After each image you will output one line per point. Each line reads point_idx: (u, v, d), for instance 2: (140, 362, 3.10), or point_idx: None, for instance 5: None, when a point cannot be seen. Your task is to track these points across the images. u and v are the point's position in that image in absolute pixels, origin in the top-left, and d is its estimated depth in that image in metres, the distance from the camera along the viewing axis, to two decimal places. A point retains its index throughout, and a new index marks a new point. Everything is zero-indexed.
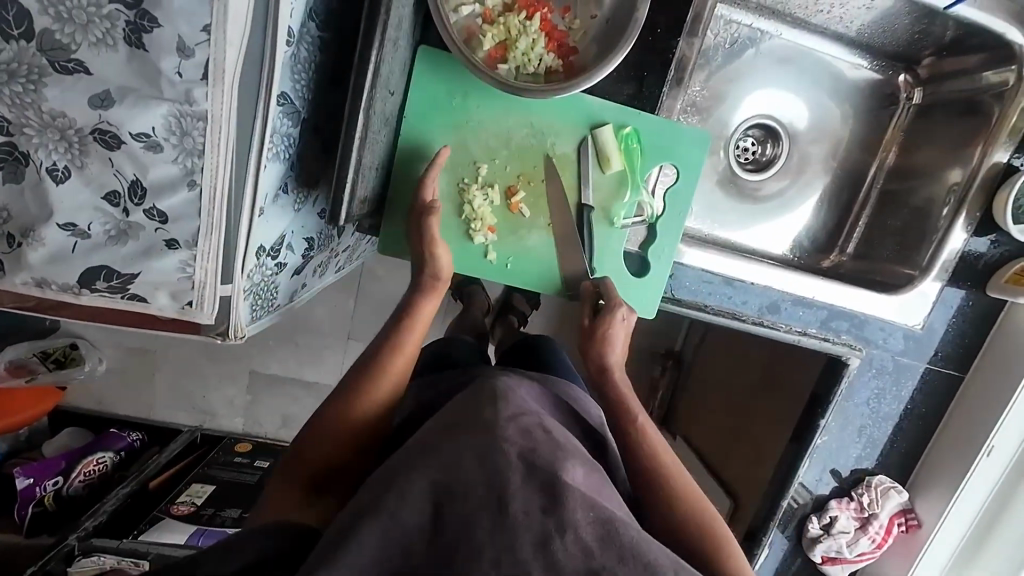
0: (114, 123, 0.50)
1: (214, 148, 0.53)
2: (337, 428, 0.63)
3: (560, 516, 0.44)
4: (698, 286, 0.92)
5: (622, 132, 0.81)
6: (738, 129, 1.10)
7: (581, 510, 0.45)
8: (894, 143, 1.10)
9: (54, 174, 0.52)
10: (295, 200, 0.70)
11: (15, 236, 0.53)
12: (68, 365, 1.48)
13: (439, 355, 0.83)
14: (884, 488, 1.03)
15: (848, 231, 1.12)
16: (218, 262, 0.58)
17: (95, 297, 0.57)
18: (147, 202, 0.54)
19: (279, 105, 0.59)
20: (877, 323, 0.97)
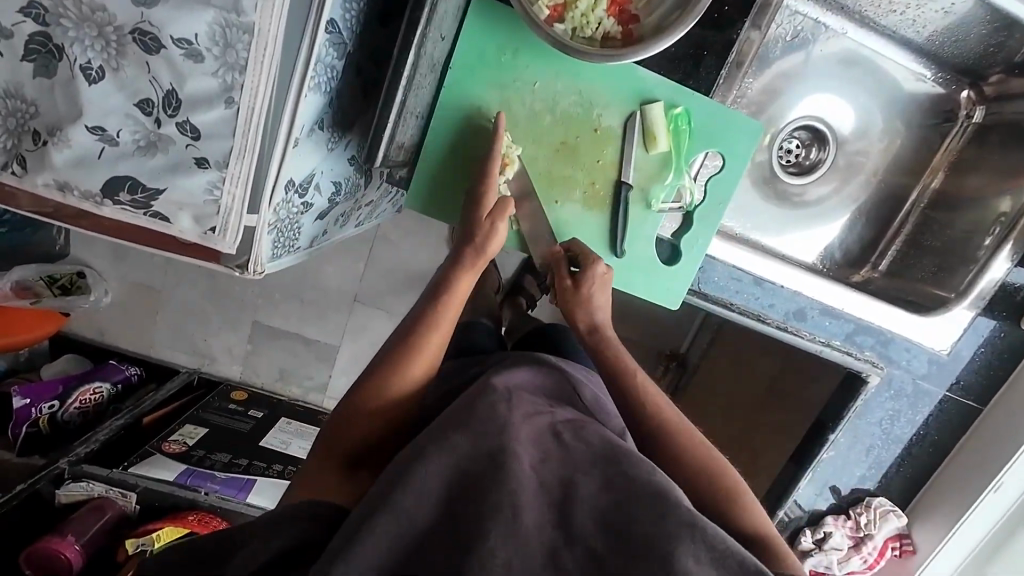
0: (156, 24, 0.47)
1: (255, 63, 0.50)
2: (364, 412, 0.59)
3: (568, 528, 0.46)
4: (726, 283, 0.89)
5: (672, 112, 0.77)
6: (785, 129, 1.06)
7: (590, 521, 0.46)
8: (944, 164, 1.06)
9: (87, 73, 0.49)
10: (329, 138, 0.67)
11: (41, 133, 0.51)
12: (73, 293, 1.48)
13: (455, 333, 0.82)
14: (883, 510, 1.02)
15: (882, 249, 1.09)
16: (246, 190, 0.55)
17: (116, 209, 0.54)
18: (181, 115, 0.51)
19: (328, 32, 0.56)
20: (904, 343, 0.95)
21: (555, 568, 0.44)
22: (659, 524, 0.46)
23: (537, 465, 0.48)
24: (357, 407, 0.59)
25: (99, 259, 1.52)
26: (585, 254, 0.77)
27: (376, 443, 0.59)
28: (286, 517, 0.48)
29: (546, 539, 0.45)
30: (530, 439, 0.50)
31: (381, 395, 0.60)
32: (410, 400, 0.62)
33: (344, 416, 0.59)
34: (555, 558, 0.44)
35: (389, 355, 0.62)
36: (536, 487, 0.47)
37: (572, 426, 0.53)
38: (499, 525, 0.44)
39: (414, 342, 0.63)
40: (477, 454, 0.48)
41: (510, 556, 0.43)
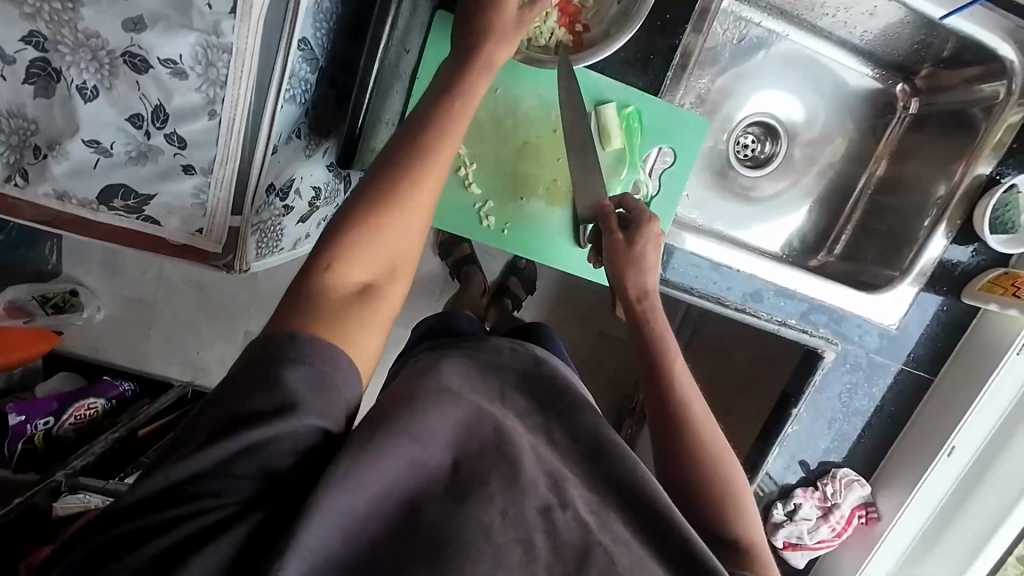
0: (144, 47, 0.53)
1: (235, 80, 0.56)
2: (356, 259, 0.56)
3: (562, 491, 0.48)
4: (686, 269, 0.95)
5: (624, 111, 0.84)
6: (739, 125, 1.13)
7: (581, 502, 0.48)
8: (886, 154, 1.14)
9: (83, 92, 0.55)
10: (305, 145, 0.73)
11: (42, 148, 0.57)
12: (67, 310, 1.54)
13: (436, 327, 0.86)
14: (848, 480, 1.07)
15: (835, 235, 1.16)
16: (229, 193, 0.61)
17: (111, 216, 0.60)
18: (168, 127, 0.57)
19: (300, 49, 0.62)
20: (855, 319, 1.01)
21: (549, 523, 0.46)
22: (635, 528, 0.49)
23: (534, 446, 0.52)
24: (357, 232, 0.56)
25: (92, 276, 1.56)
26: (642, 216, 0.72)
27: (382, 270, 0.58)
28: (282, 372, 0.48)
29: (544, 495, 0.47)
30: (527, 430, 0.54)
31: (372, 239, 0.56)
32: (413, 227, 0.59)
33: (336, 259, 0.55)
34: (548, 513, 0.46)
35: (380, 199, 0.57)
36: (535, 458, 0.50)
37: (568, 410, 0.56)
38: (498, 479, 0.47)
39: (408, 170, 0.58)
40: (475, 417, 0.52)
41: (507, 503, 0.46)
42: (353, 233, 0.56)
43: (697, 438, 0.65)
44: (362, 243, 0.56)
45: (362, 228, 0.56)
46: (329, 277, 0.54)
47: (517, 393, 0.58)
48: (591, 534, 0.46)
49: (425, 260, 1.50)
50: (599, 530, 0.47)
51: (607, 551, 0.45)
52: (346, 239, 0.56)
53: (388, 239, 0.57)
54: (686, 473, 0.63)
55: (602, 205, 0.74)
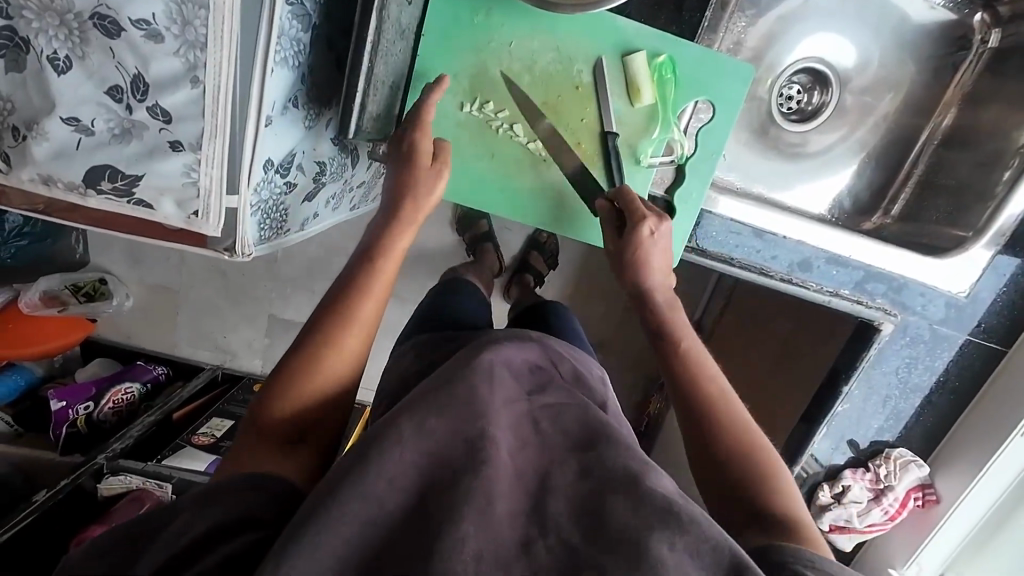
0: (113, 6, 0.47)
1: (215, 40, 0.49)
2: (296, 392, 0.57)
3: None
4: (726, 237, 0.86)
5: (656, 61, 0.74)
6: (785, 73, 1.01)
7: (565, 511, 0.45)
8: (956, 99, 0.99)
9: (55, 63, 0.50)
10: (304, 116, 0.66)
11: (20, 129, 0.52)
12: (97, 298, 1.54)
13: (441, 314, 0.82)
14: (904, 461, 0.99)
15: (894, 194, 1.04)
16: (223, 170, 0.56)
17: (99, 200, 0.55)
18: (149, 99, 0.52)
19: (289, 4, 0.55)
20: (918, 288, 0.91)
21: (530, 558, 0.42)
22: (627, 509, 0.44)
23: (513, 455, 0.48)
24: (296, 377, 0.57)
25: (118, 265, 1.57)
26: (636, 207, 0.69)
27: (319, 414, 0.58)
28: (218, 491, 0.48)
29: (520, 530, 0.43)
30: (514, 417, 0.50)
31: (314, 369, 0.58)
32: (355, 361, 0.60)
33: (279, 399, 0.56)
34: (528, 549, 0.42)
35: (326, 319, 0.60)
36: (513, 475, 0.46)
37: (555, 402, 0.54)
38: (472, 511, 0.42)
39: (346, 318, 0.60)
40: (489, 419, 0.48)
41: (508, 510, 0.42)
42: (295, 368, 0.58)
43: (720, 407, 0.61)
44: (303, 378, 0.57)
45: (298, 376, 0.57)
46: (269, 419, 0.56)
47: (502, 368, 0.54)
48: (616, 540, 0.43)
49: (443, 237, 1.45)
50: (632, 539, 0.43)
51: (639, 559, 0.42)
52: (287, 375, 0.57)
53: (325, 379, 0.58)
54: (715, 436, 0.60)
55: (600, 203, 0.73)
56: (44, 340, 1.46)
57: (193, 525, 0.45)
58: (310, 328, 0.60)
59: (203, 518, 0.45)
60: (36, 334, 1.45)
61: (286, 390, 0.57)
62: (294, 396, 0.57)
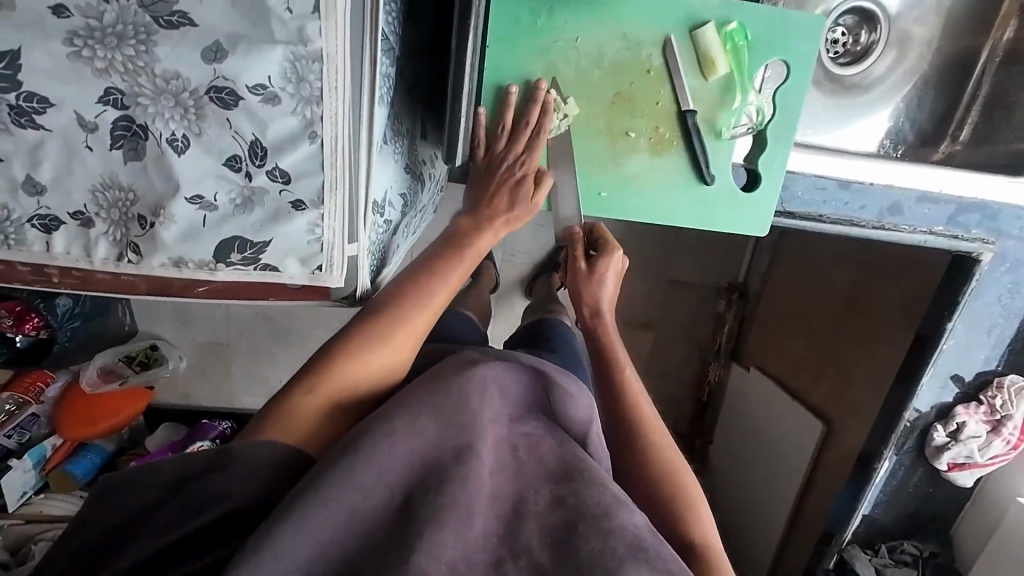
0: (228, 76, 0.46)
1: (330, 91, 0.48)
2: (346, 364, 0.59)
3: None
4: (811, 195, 0.84)
5: (725, 30, 0.72)
6: (832, 16, 0.98)
7: (536, 536, 0.47)
8: (1015, 11, 0.96)
9: (175, 145, 0.49)
10: (395, 151, 0.66)
11: (145, 217, 0.52)
12: (152, 365, 1.53)
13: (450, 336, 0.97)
14: (1019, 388, 0.97)
15: (960, 120, 1.01)
16: (344, 220, 0.55)
17: (228, 272, 0.55)
18: (269, 162, 0.51)
19: (381, 40, 0.54)
20: (1013, 212, 0.88)
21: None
22: (602, 534, 0.46)
23: None
24: (348, 351, 0.60)
25: (167, 330, 1.55)
26: (607, 242, 0.83)
27: (362, 388, 0.60)
28: (235, 465, 0.48)
29: (492, 548, 0.46)
30: None
31: (371, 347, 0.60)
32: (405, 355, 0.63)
33: (329, 368, 0.58)
34: (499, 567, 0.45)
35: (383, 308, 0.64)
36: (516, 494, 0.49)
37: None
38: (454, 520, 0.45)
39: (410, 315, 0.64)
40: None
41: None
42: (347, 341, 0.61)
43: (655, 437, 0.69)
44: (355, 352, 0.60)
45: (361, 346, 0.60)
46: (315, 390, 0.57)
47: (494, 390, 0.56)
48: None
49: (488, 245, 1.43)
50: None
51: None
52: (337, 349, 0.60)
53: (376, 360, 0.61)
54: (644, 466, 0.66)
55: (572, 231, 0.81)
56: (106, 417, 1.47)
57: (222, 500, 0.46)
58: (363, 315, 0.63)
59: (223, 499, 0.46)
60: (95, 413, 1.46)
61: (338, 359, 0.59)
62: (352, 360, 0.59)
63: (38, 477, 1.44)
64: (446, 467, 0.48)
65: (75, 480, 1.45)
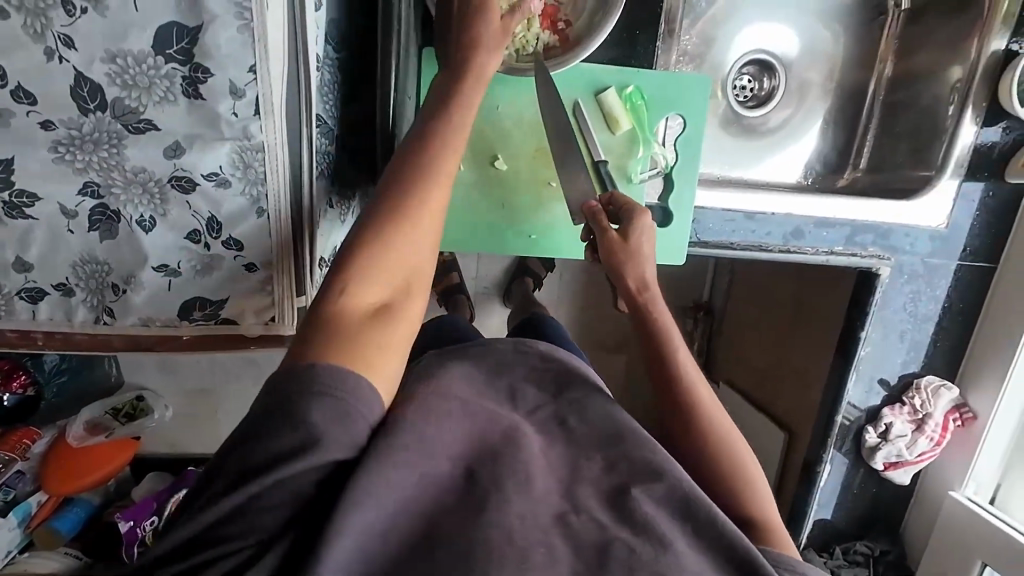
0: (187, 168, 0.57)
1: (273, 175, 0.58)
2: (371, 257, 0.52)
3: None
4: (722, 226, 0.95)
5: (625, 92, 0.84)
6: (733, 68, 1.11)
7: (594, 497, 0.49)
8: (890, 51, 1.11)
9: (144, 225, 0.59)
10: (339, 211, 0.75)
11: (119, 285, 0.61)
12: (139, 416, 1.53)
13: None
14: (934, 387, 1.07)
15: (858, 149, 1.14)
16: (291, 277, 0.64)
17: (193, 327, 0.64)
18: (224, 233, 0.60)
19: (318, 125, 0.64)
20: (902, 230, 1.00)
21: (566, 528, 0.46)
22: (653, 498, 0.49)
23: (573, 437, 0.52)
24: (368, 246, 0.53)
25: (153, 379, 1.56)
26: (630, 208, 0.72)
27: (399, 283, 0.53)
28: (304, 397, 0.44)
29: (556, 505, 0.48)
30: None
31: (389, 240, 0.53)
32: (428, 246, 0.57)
33: (357, 266, 0.52)
34: None
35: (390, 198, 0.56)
36: None
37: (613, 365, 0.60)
38: (515, 485, 0.47)
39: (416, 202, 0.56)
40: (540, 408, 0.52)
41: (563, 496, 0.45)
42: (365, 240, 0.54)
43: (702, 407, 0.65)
44: (375, 247, 0.53)
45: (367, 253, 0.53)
46: (345, 292, 0.51)
47: (526, 385, 0.61)
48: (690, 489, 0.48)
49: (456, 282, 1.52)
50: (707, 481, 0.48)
51: None
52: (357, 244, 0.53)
53: (396, 258, 0.54)
54: (693, 439, 0.64)
55: (590, 206, 0.74)
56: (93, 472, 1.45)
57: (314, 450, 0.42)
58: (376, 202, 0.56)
59: (315, 447, 0.42)
60: (81, 469, 1.43)
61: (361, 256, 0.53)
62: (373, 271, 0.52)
63: (23, 535, 1.42)
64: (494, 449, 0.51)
65: (61, 536, 1.46)
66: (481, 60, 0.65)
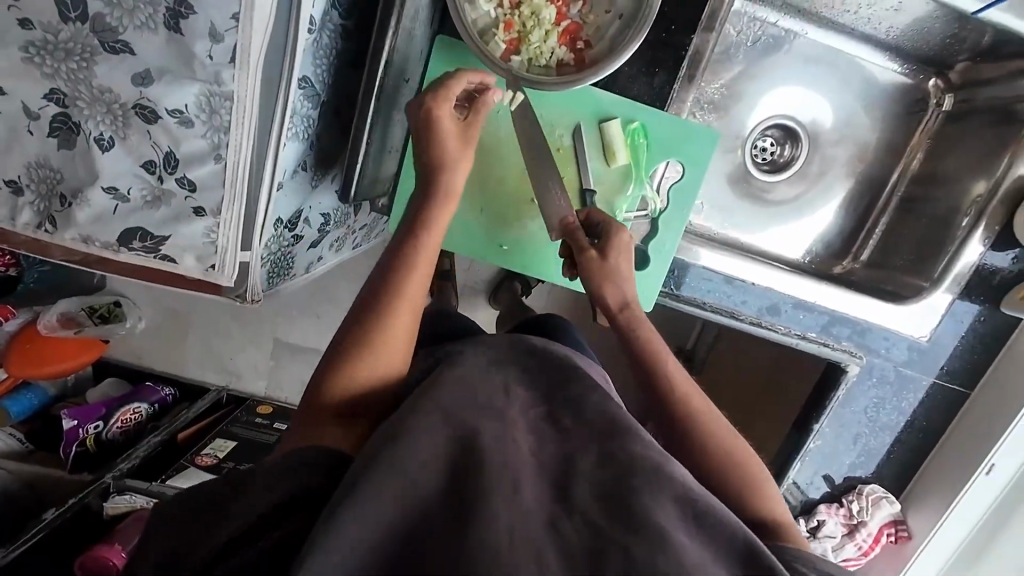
0: (152, 99, 0.56)
1: (237, 126, 0.58)
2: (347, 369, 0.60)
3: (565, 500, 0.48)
4: (698, 283, 0.93)
5: (629, 127, 0.82)
6: (754, 131, 1.08)
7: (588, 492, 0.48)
8: (921, 147, 1.06)
9: (101, 143, 0.58)
10: (312, 177, 0.74)
11: (66, 196, 0.61)
12: (111, 321, 1.41)
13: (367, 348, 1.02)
14: (876, 497, 1.03)
15: (863, 239, 1.10)
16: (239, 231, 0.63)
17: (130, 256, 0.63)
18: (179, 171, 0.60)
19: (301, 88, 0.64)
20: (879, 332, 0.96)
21: (556, 535, 0.45)
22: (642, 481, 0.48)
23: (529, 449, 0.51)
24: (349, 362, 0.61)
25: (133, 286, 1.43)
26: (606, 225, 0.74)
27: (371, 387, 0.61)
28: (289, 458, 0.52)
29: (547, 510, 0.47)
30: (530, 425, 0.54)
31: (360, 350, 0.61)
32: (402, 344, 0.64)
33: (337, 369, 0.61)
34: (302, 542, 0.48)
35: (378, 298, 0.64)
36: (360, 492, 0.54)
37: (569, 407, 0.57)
38: (501, 496, 0.45)
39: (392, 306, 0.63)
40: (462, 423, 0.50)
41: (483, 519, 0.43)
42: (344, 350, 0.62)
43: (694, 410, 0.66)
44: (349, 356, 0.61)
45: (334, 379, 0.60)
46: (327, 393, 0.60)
47: (517, 384, 0.59)
48: (602, 537, 0.45)
49: None
50: (615, 527, 0.46)
51: (627, 555, 0.44)
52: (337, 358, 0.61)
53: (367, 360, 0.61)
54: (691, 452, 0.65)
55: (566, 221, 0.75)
56: (53, 361, 1.34)
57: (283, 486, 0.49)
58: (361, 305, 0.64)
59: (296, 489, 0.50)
60: (40, 355, 1.32)
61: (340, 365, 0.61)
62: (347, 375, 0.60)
63: None
64: (476, 449, 0.49)
65: (8, 417, 1.34)
66: (452, 175, 0.70)
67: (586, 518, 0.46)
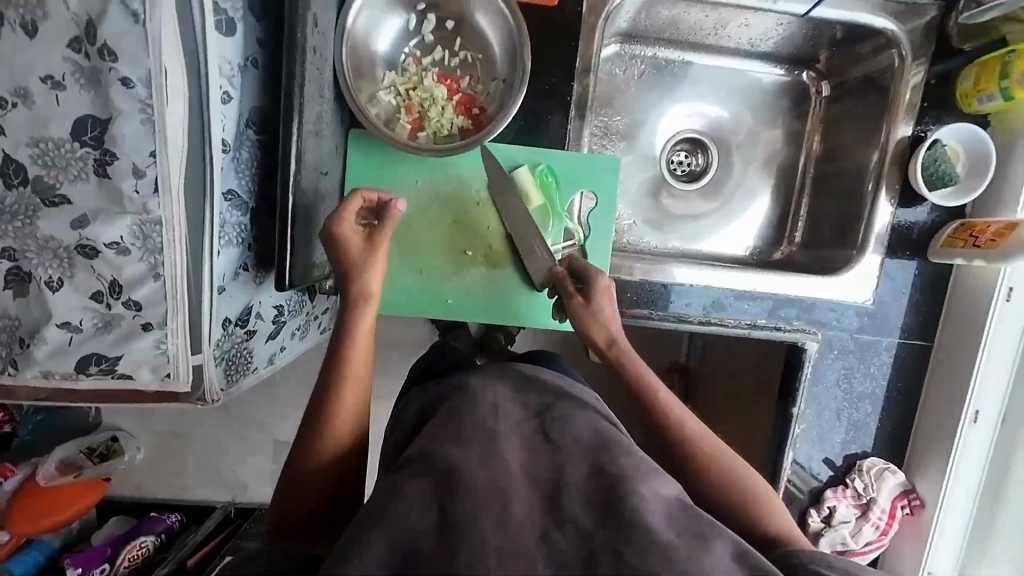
0: (91, 237, 0.63)
1: (170, 245, 0.64)
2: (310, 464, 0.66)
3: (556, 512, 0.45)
4: (640, 295, 0.97)
5: (537, 170, 0.90)
6: (664, 148, 1.17)
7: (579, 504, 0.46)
8: (816, 131, 1.15)
9: (50, 285, 0.64)
10: (255, 276, 0.80)
11: (25, 338, 0.66)
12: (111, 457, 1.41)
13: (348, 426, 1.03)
14: (878, 471, 1.01)
15: (792, 223, 1.16)
16: (187, 338, 0.69)
17: (90, 380, 0.68)
18: (124, 295, 0.66)
19: (227, 200, 0.72)
20: (826, 305, 1.00)
21: (549, 546, 0.43)
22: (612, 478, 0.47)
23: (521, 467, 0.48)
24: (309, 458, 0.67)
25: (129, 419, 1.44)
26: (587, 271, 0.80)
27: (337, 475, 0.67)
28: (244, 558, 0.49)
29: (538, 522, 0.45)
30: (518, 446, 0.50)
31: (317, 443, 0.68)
32: (349, 441, 0.69)
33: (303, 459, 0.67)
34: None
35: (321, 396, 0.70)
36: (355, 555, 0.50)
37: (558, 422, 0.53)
38: (490, 513, 0.44)
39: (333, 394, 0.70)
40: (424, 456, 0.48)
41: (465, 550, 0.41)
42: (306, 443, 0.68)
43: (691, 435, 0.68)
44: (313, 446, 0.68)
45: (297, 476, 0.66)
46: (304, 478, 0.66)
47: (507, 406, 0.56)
48: (592, 539, 0.43)
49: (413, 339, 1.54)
50: (606, 532, 0.44)
51: (616, 554, 0.43)
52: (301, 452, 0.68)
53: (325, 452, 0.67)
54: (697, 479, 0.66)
55: (554, 271, 0.84)
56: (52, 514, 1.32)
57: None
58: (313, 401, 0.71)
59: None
60: (38, 510, 1.30)
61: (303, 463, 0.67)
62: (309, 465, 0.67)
63: None
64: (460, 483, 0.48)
65: None
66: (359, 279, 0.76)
67: (577, 527, 0.44)
